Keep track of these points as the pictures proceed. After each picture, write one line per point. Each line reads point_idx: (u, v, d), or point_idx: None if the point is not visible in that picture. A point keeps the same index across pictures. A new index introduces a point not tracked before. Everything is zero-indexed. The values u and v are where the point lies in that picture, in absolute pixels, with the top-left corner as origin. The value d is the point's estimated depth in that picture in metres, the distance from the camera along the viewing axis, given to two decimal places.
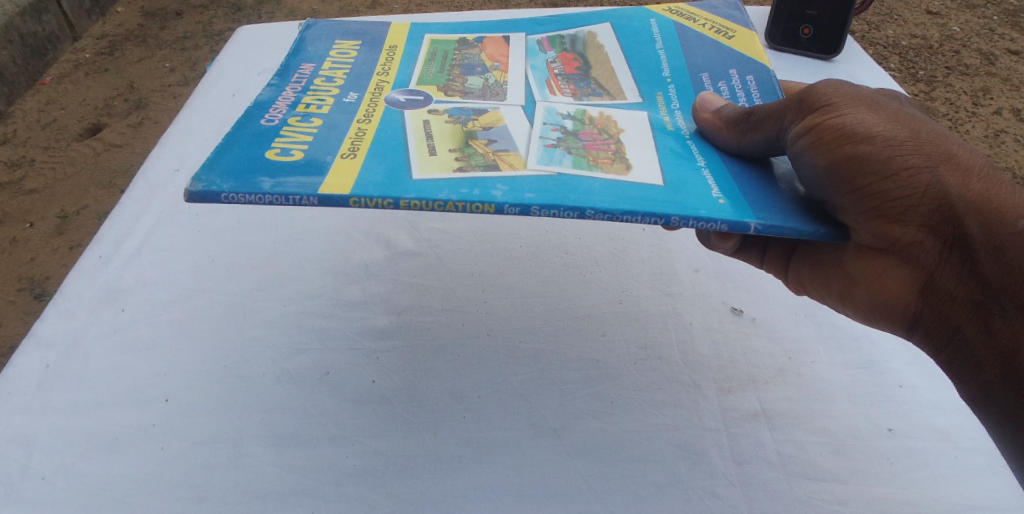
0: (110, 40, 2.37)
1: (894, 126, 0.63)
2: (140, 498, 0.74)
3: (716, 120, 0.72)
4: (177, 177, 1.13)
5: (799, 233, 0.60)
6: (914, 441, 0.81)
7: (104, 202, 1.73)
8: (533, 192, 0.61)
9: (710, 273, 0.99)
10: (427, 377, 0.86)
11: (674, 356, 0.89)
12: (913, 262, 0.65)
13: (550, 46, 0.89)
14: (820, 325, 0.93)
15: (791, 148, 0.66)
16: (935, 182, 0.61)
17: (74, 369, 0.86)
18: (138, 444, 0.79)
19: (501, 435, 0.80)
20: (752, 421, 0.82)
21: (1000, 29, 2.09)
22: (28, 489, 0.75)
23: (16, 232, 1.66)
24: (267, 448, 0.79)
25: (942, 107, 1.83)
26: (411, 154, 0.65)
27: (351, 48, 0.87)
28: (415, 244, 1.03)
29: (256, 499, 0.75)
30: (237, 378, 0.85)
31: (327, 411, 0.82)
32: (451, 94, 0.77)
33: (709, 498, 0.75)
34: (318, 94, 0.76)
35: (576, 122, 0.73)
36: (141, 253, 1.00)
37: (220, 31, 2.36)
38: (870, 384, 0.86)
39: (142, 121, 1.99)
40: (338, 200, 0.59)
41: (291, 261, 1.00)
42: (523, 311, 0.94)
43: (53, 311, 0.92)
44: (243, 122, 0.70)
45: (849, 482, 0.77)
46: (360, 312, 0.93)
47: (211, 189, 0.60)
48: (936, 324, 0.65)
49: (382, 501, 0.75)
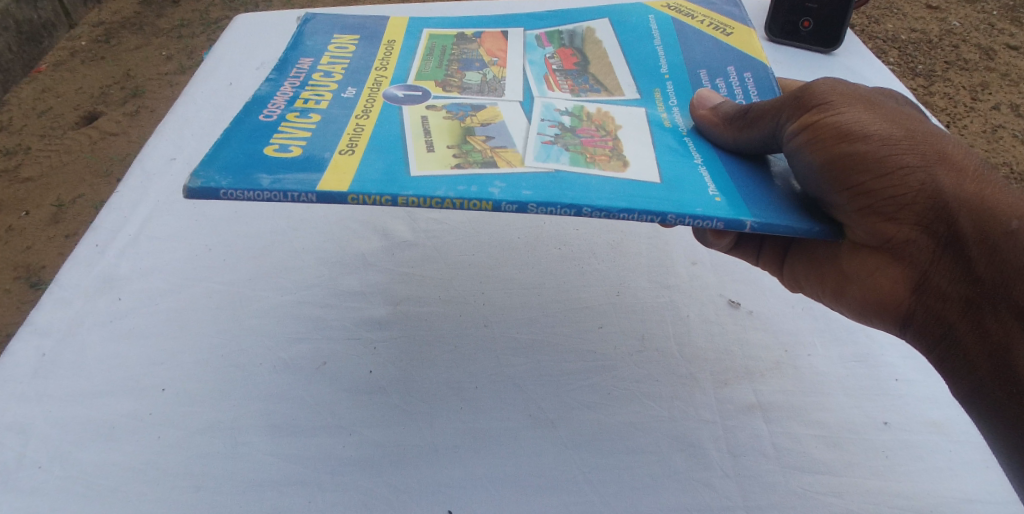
0: (105, 27, 2.35)
1: (890, 125, 0.63)
2: (139, 487, 0.75)
3: (713, 117, 0.73)
4: (173, 166, 1.12)
5: (793, 231, 0.61)
6: (909, 435, 0.81)
7: (101, 191, 1.73)
8: (530, 188, 0.61)
9: (708, 266, 1.00)
10: (425, 368, 0.86)
11: (672, 348, 0.89)
12: (906, 260, 0.65)
13: (548, 41, 0.89)
14: (817, 318, 0.93)
15: (787, 147, 0.66)
16: (930, 181, 0.61)
17: (71, 357, 0.86)
18: (135, 433, 0.79)
19: (499, 426, 0.81)
20: (749, 413, 0.83)
21: (1000, 24, 2.09)
22: (26, 477, 0.76)
23: (13, 220, 1.66)
24: (266, 438, 0.79)
25: (940, 102, 1.83)
26: (409, 150, 0.65)
27: (350, 42, 0.86)
28: (413, 235, 1.03)
29: (255, 488, 0.75)
30: (235, 367, 0.85)
31: (327, 401, 0.83)
32: (449, 90, 0.77)
33: (705, 489, 0.76)
34: (316, 89, 0.76)
35: (573, 118, 0.73)
36: (139, 242, 1.00)
37: (218, 20, 2.35)
38: (867, 378, 0.87)
39: (139, 109, 1.98)
40: (336, 197, 0.59)
41: (290, 250, 1.00)
42: (521, 302, 0.95)
43: (50, 299, 0.93)
44: (242, 117, 0.70)
45: (843, 474, 0.78)
46: (358, 303, 0.94)
47: (210, 185, 0.60)
48: (929, 322, 0.66)
49: (380, 490, 0.75)
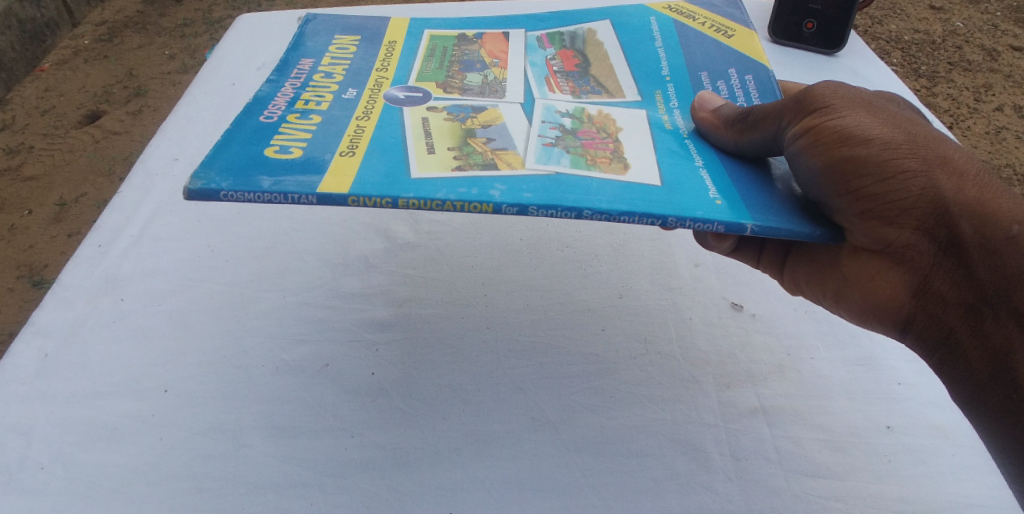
0: (109, 27, 2.35)
1: (891, 129, 0.63)
2: (141, 489, 0.75)
3: (714, 119, 0.73)
4: (176, 166, 1.12)
5: (794, 234, 0.61)
6: (911, 439, 0.81)
7: (104, 190, 1.73)
8: (531, 191, 0.61)
9: (711, 268, 1.00)
10: (427, 370, 0.86)
11: (674, 350, 0.89)
12: (907, 264, 0.65)
13: (550, 42, 0.89)
14: (820, 321, 0.93)
15: (788, 150, 0.66)
16: (931, 185, 0.61)
17: (74, 358, 0.86)
18: (137, 434, 0.79)
19: (500, 428, 0.81)
20: (751, 417, 0.83)
21: (1004, 24, 2.08)
22: (28, 477, 0.76)
23: (16, 219, 1.66)
24: (268, 440, 0.79)
25: (943, 102, 1.83)
26: (410, 152, 0.65)
27: (351, 42, 0.86)
28: (415, 236, 1.03)
29: (257, 490, 0.75)
30: (237, 369, 0.85)
31: (329, 403, 0.83)
32: (451, 91, 0.77)
33: (707, 493, 0.76)
34: (316, 90, 0.76)
35: (574, 120, 0.73)
36: (141, 242, 1.00)
37: (221, 19, 2.35)
38: (869, 381, 0.87)
39: (142, 108, 1.99)
40: (337, 199, 0.59)
41: (292, 251, 1.00)
42: (522, 304, 0.95)
43: (52, 300, 0.93)
44: (242, 118, 0.70)
45: (845, 479, 0.78)
46: (361, 304, 0.94)
47: (210, 187, 0.60)
48: (929, 327, 0.66)
49: (382, 493, 0.76)
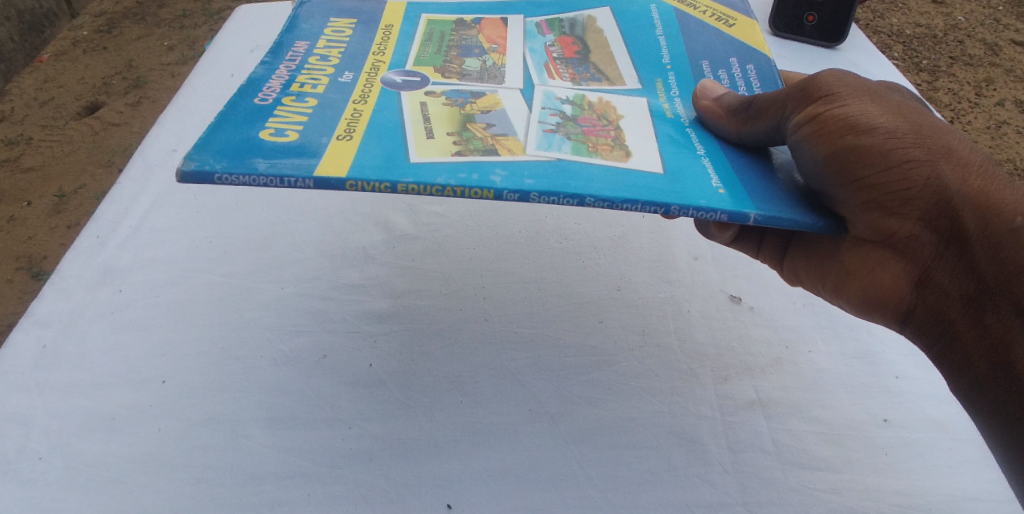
0: (108, 17, 2.35)
1: (896, 118, 0.63)
2: (139, 478, 0.75)
3: (716, 107, 0.72)
4: (175, 157, 1.12)
5: (797, 224, 0.61)
6: (910, 432, 0.81)
7: (104, 182, 1.73)
8: (532, 178, 0.60)
9: (710, 260, 0.99)
10: (424, 361, 0.86)
11: (672, 343, 0.89)
12: (909, 256, 0.65)
13: (549, 29, 0.88)
14: (819, 315, 0.93)
15: (791, 139, 0.66)
16: (935, 175, 0.61)
17: (72, 348, 0.86)
18: (136, 425, 0.79)
19: (497, 420, 0.81)
20: (749, 410, 0.83)
21: (1005, 19, 2.08)
22: (25, 467, 0.76)
23: (15, 210, 1.66)
24: (265, 431, 0.79)
25: (944, 97, 1.82)
26: (410, 137, 0.65)
27: (347, 26, 0.86)
28: (414, 228, 1.03)
29: (253, 480, 0.75)
30: (236, 360, 0.85)
31: (326, 394, 0.83)
32: (449, 76, 0.77)
33: (704, 486, 0.76)
34: (312, 72, 0.76)
35: (575, 107, 0.73)
36: (140, 233, 1.00)
37: (221, 11, 2.35)
38: (867, 375, 0.86)
39: (141, 100, 1.98)
40: (335, 184, 0.59)
41: (291, 243, 0.99)
42: (522, 296, 0.94)
43: (51, 290, 0.93)
44: (236, 100, 0.69)
45: (843, 471, 0.78)
46: (359, 295, 0.93)
47: (204, 169, 0.60)
48: (929, 319, 0.66)
49: (378, 484, 0.75)
